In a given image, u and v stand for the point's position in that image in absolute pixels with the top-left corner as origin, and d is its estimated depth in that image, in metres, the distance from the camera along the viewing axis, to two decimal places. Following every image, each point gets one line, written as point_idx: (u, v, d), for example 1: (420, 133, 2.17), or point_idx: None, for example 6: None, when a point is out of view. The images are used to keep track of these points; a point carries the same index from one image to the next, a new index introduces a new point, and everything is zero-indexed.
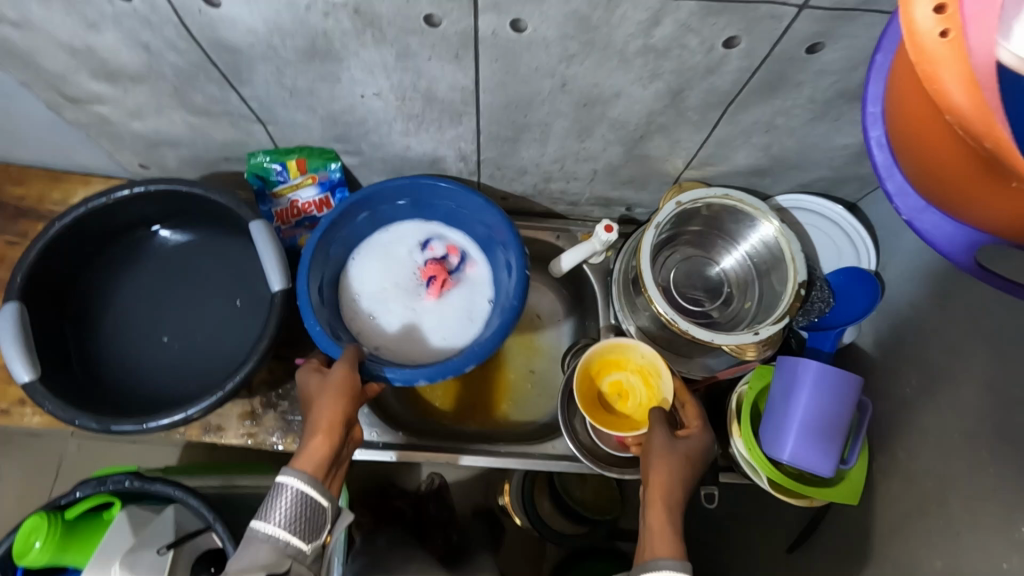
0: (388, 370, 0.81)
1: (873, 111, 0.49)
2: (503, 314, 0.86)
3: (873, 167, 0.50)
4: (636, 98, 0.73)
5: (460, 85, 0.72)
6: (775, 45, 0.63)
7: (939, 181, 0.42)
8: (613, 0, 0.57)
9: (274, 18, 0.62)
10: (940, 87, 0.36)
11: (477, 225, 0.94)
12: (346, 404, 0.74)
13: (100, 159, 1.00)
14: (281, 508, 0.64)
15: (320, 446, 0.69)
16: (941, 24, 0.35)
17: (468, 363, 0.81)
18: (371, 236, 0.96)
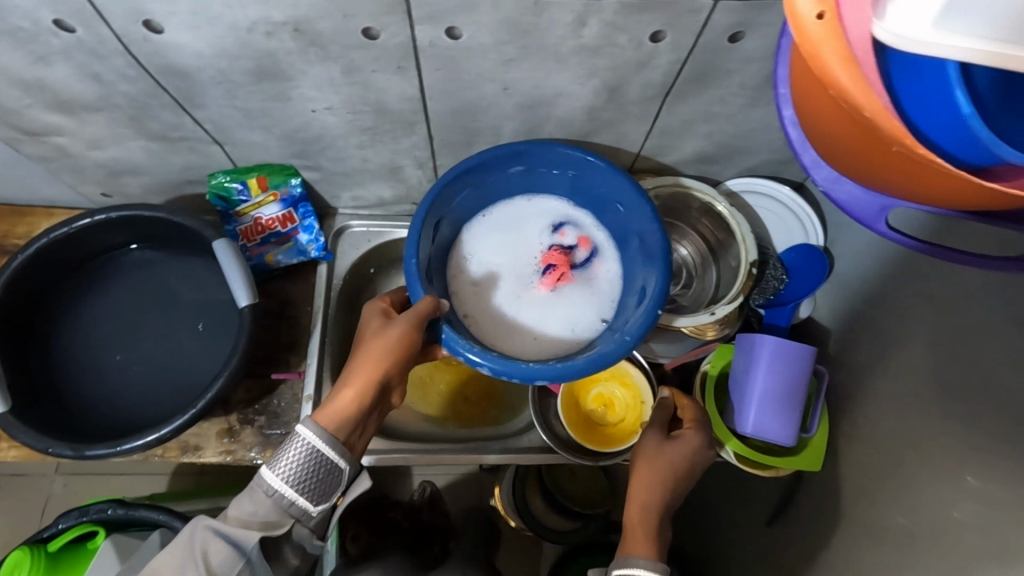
0: (444, 331, 0.74)
1: (784, 91, 0.51)
2: (617, 332, 0.75)
3: (789, 143, 0.53)
4: (577, 96, 0.76)
5: (407, 95, 0.75)
6: (699, 37, 0.66)
7: (839, 151, 0.45)
8: (540, 5, 0.60)
9: (219, 41, 0.64)
10: (822, 65, 0.39)
11: (627, 227, 0.83)
12: (392, 360, 0.72)
13: (63, 191, 1.01)
14: (290, 459, 0.65)
15: (348, 403, 0.70)
16: (817, 7, 0.38)
17: (540, 377, 0.71)
18: (516, 197, 0.89)
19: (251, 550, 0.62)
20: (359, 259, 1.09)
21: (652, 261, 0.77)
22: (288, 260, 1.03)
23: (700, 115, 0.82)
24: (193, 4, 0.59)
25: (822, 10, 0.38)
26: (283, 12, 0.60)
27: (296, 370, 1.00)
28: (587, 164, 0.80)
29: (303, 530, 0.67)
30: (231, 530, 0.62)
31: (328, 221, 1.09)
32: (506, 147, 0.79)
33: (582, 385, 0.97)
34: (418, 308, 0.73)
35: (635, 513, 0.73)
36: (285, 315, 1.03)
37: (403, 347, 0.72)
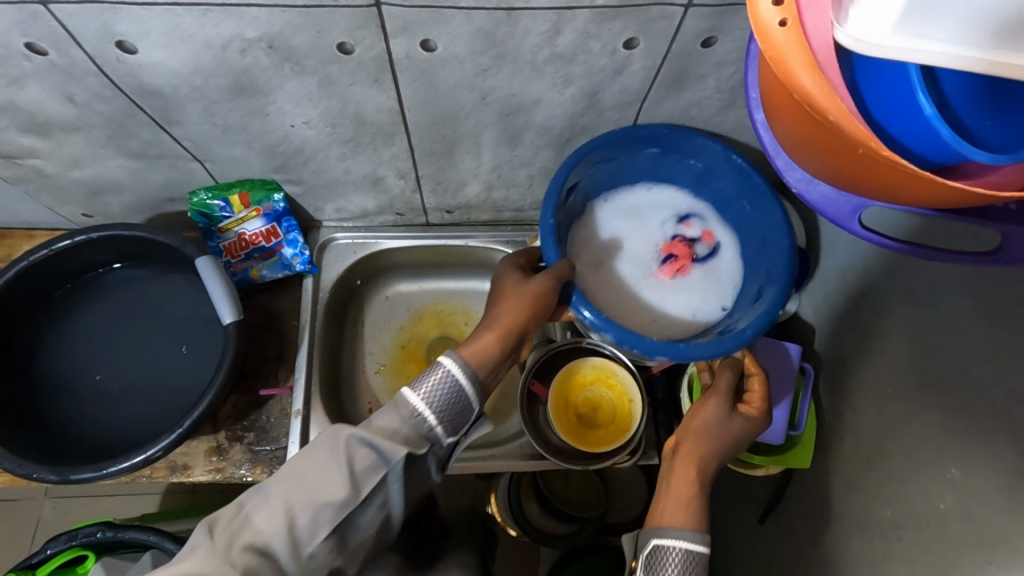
0: (576, 299, 0.77)
1: (755, 96, 0.52)
2: (743, 320, 0.77)
3: (763, 147, 0.54)
4: (555, 102, 0.76)
5: (386, 107, 0.75)
6: (673, 43, 0.67)
7: (809, 153, 0.46)
8: (513, 16, 0.61)
9: (194, 59, 0.64)
10: (787, 70, 0.39)
11: (753, 223, 0.84)
12: (528, 313, 0.78)
13: (43, 213, 1.00)
14: (432, 383, 0.66)
15: (486, 345, 0.74)
16: (780, 14, 0.39)
17: (657, 355, 0.75)
18: (641, 182, 0.90)
19: (394, 464, 0.61)
20: (345, 271, 1.09)
21: (778, 258, 0.78)
22: (272, 274, 1.02)
23: (678, 119, 0.83)
24: (165, 24, 0.59)
25: (785, 17, 0.39)
26: (257, 29, 0.60)
27: (284, 385, 1.00)
28: (722, 157, 0.81)
29: (433, 459, 0.67)
30: (378, 441, 0.61)
31: (312, 233, 1.09)
32: (653, 132, 0.80)
33: (569, 389, 0.96)
34: (556, 271, 0.78)
35: (679, 480, 0.69)
36: (271, 329, 1.03)
37: (541, 303, 0.78)
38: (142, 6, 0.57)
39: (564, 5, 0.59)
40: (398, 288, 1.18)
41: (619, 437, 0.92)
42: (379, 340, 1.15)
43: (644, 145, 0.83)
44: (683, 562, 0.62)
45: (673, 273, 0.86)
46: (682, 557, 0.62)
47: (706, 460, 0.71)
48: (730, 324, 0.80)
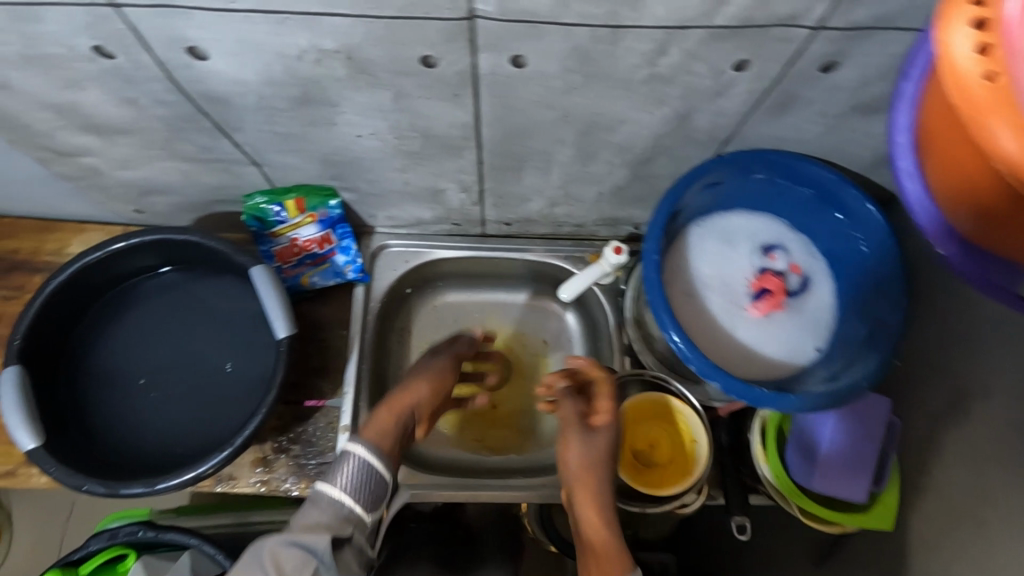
0: (677, 336, 0.71)
1: (902, 140, 0.44)
2: (856, 369, 0.71)
3: (904, 201, 0.44)
4: (641, 124, 0.70)
5: (459, 122, 0.69)
6: (789, 67, 0.60)
7: (1001, 214, 0.37)
8: (617, 34, 0.54)
9: (264, 69, 0.59)
10: (985, 136, 0.29)
11: (859, 260, 0.77)
12: (430, 394, 0.83)
13: (94, 208, 0.98)
14: (347, 472, 0.70)
15: (385, 422, 0.77)
16: (983, 65, 0.28)
17: (765, 404, 0.70)
18: (734, 210, 0.84)
19: (323, 554, 0.62)
20: (397, 280, 1.05)
21: (890, 299, 0.72)
22: (323, 281, 0.99)
23: (771, 145, 0.76)
24: (237, 32, 0.54)
25: (990, 69, 0.28)
26: (334, 39, 0.55)
27: (331, 398, 0.96)
28: (840, 193, 0.75)
29: (362, 542, 0.68)
30: (302, 538, 0.62)
31: (364, 239, 1.04)
32: (776, 158, 0.74)
33: (624, 423, 0.90)
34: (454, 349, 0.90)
35: None
36: (317, 339, 0.99)
37: (439, 388, 0.85)
38: (216, 12, 0.52)
39: (677, 24, 0.53)
40: (446, 297, 1.13)
41: (680, 483, 0.85)
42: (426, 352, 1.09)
43: (754, 171, 0.77)
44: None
45: (770, 310, 0.79)
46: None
47: (591, 467, 0.77)
48: (837, 371, 0.73)
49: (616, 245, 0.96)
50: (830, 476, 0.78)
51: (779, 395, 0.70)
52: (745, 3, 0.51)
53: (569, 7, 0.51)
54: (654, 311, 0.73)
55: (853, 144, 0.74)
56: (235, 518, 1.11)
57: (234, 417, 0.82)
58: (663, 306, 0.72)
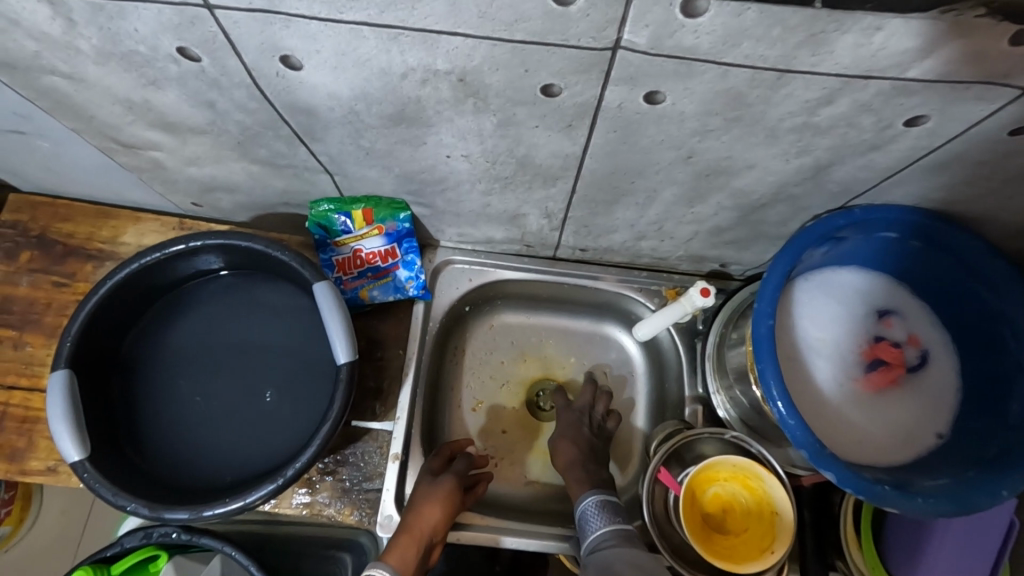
0: (782, 405, 0.62)
1: None
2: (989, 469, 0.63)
3: None
4: (771, 171, 0.61)
5: (564, 153, 0.62)
6: (970, 127, 0.51)
7: None
8: (782, 79, 0.46)
9: (362, 84, 0.53)
10: None
11: (996, 340, 0.68)
12: (441, 515, 0.80)
13: (153, 198, 0.92)
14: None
15: (407, 551, 0.75)
16: None
17: (884, 502, 0.61)
18: (846, 266, 0.75)
19: None
20: (459, 298, 0.99)
21: None
22: (382, 297, 0.92)
23: (909, 203, 0.67)
24: (342, 44, 0.48)
25: None
26: (449, 60, 0.48)
27: (381, 420, 0.90)
28: (985, 269, 0.66)
29: None
30: None
31: (427, 253, 0.98)
32: (918, 220, 0.66)
33: (698, 482, 0.82)
34: (459, 468, 0.86)
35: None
36: (373, 356, 0.93)
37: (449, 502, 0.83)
38: (322, 21, 0.46)
39: (860, 73, 0.44)
40: (504, 317, 1.05)
41: (755, 559, 0.78)
42: (480, 375, 1.03)
43: (884, 229, 0.68)
44: (601, 507, 0.77)
45: (881, 385, 0.71)
46: (599, 505, 0.78)
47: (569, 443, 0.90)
48: (963, 468, 0.65)
49: (703, 285, 0.87)
50: (943, 556, 0.71)
51: (898, 491, 0.61)
52: (953, 56, 0.42)
53: (736, 46, 0.43)
54: (759, 373, 0.64)
55: (1006, 208, 0.65)
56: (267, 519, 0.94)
57: (285, 439, 0.77)
58: (772, 370, 0.63)
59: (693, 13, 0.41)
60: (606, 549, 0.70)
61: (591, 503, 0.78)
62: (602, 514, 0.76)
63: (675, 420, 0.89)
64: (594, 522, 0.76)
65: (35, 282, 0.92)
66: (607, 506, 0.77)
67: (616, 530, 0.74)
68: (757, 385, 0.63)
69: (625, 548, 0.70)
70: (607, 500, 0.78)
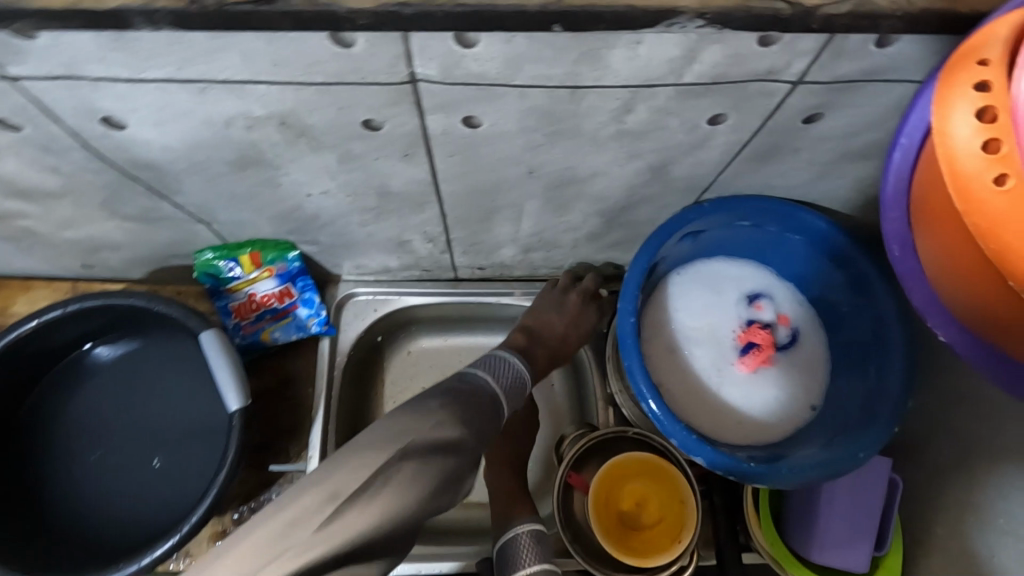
0: (651, 399, 0.64)
1: (906, 140, 0.42)
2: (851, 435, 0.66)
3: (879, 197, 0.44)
4: (614, 176, 0.64)
5: (417, 180, 0.64)
6: (768, 119, 0.55)
7: (952, 264, 0.38)
8: (576, 93, 0.49)
9: (193, 136, 0.54)
10: (972, 200, 0.31)
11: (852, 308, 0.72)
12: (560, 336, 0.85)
13: (40, 265, 0.91)
14: (503, 375, 0.67)
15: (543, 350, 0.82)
16: (984, 135, 0.31)
17: (756, 480, 0.64)
18: (716, 257, 0.79)
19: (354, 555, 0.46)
20: (366, 330, 0.98)
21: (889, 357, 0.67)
22: (285, 337, 0.93)
23: (756, 191, 0.71)
24: (158, 101, 0.49)
25: (992, 138, 0.30)
26: (265, 105, 0.50)
27: (296, 462, 0.91)
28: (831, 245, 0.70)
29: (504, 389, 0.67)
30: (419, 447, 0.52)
31: (329, 289, 0.98)
32: (763, 206, 0.70)
33: (608, 481, 0.84)
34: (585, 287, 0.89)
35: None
36: (285, 395, 0.94)
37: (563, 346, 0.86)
38: (127, 82, 0.47)
39: (643, 83, 0.48)
40: (420, 343, 1.05)
41: (666, 551, 0.79)
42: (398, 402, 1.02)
43: (736, 219, 0.72)
44: (527, 542, 0.73)
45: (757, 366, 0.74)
46: (527, 538, 0.74)
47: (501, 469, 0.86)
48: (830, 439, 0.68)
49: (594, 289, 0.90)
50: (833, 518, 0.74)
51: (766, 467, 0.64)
52: (717, 60, 0.46)
53: (522, 70, 0.46)
54: (627, 371, 0.66)
55: (839, 186, 0.69)
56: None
57: (188, 494, 0.76)
58: (638, 368, 0.65)
59: (468, 44, 0.43)
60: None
61: (519, 533, 0.74)
62: (530, 552, 0.72)
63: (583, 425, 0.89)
64: (517, 558, 0.72)
65: None
66: (534, 541, 0.73)
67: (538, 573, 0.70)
68: (628, 382, 0.66)
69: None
70: (539, 533, 0.74)
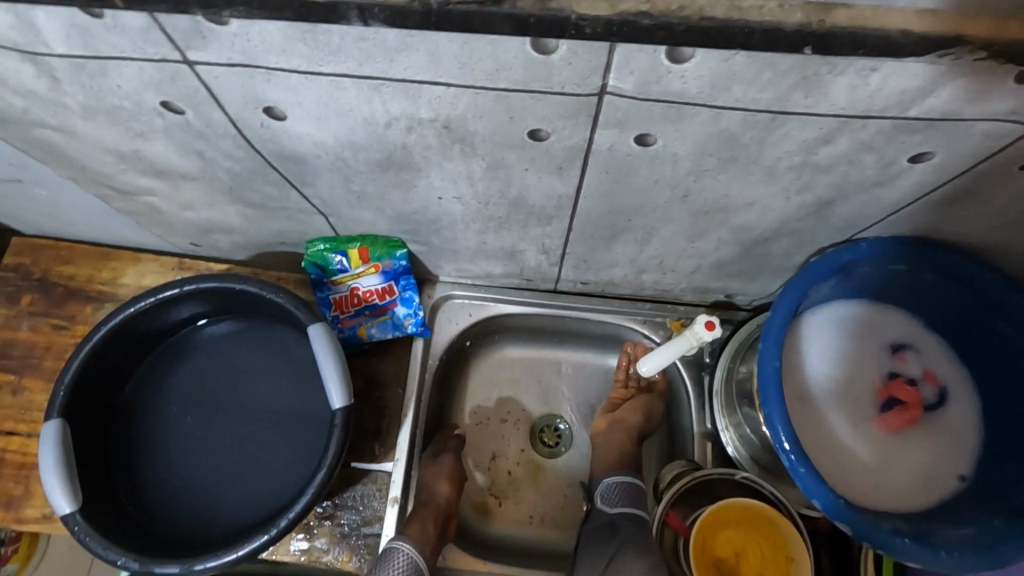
0: (791, 449, 0.60)
1: None
2: (1014, 519, 0.59)
3: None
4: (772, 208, 0.59)
5: (557, 193, 0.60)
6: (979, 162, 0.49)
7: None
8: (776, 120, 0.44)
9: (347, 133, 0.52)
10: None
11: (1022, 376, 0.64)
12: (451, 489, 0.87)
13: (151, 240, 0.92)
14: (395, 570, 0.77)
15: (428, 523, 0.82)
16: None
17: (901, 555, 0.58)
18: (857, 299, 0.72)
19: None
20: (458, 334, 0.95)
21: None
22: (381, 335, 0.90)
23: (921, 235, 0.64)
24: (325, 95, 0.47)
25: None
26: (433, 109, 0.47)
27: (381, 461, 0.88)
28: (1006, 303, 0.63)
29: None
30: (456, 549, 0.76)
31: (425, 288, 0.95)
32: (929, 255, 0.64)
33: (708, 525, 0.78)
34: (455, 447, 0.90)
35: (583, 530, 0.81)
36: (372, 395, 0.90)
37: (457, 475, 0.88)
38: (302, 75, 0.45)
39: (858, 113, 0.43)
40: (506, 352, 1.01)
41: None
42: (482, 411, 0.99)
43: (894, 263, 0.65)
44: (621, 489, 0.81)
45: (897, 426, 0.68)
46: (622, 486, 0.81)
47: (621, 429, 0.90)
48: (985, 518, 0.61)
49: (707, 318, 0.85)
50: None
51: (913, 543, 0.59)
52: (958, 95, 0.40)
53: (727, 91, 0.42)
54: (765, 416, 0.61)
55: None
56: (304, 558, 0.84)
57: (281, 486, 0.75)
58: (779, 415, 0.60)
59: (679, 59, 0.39)
60: (618, 536, 0.76)
61: (614, 482, 0.82)
62: (622, 496, 0.80)
63: (684, 461, 0.85)
64: (609, 499, 0.81)
65: (35, 325, 0.92)
66: (628, 489, 0.81)
67: (625, 513, 0.79)
68: (765, 428, 0.61)
69: (637, 540, 0.76)
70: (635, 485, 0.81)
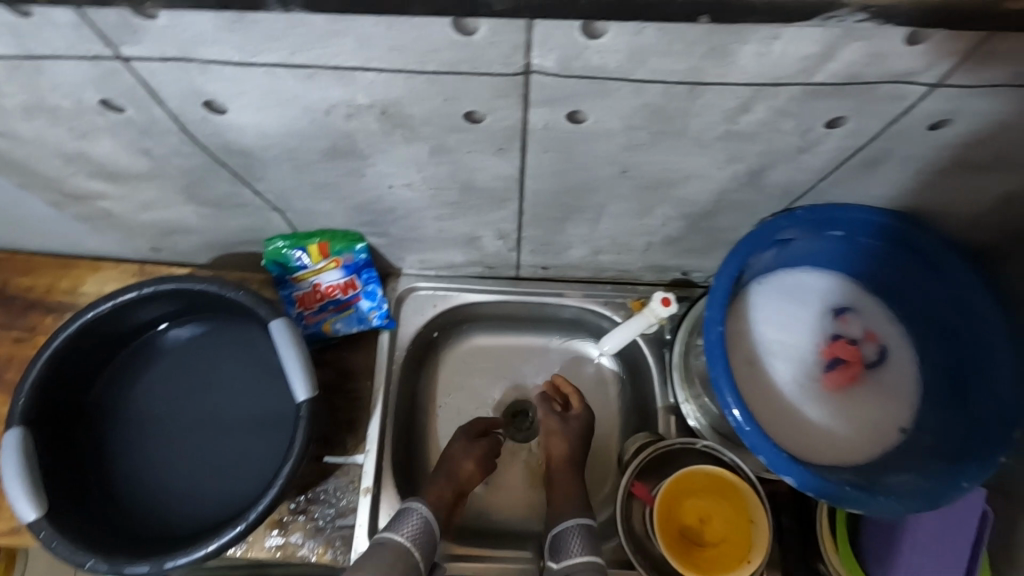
0: (738, 410, 0.62)
1: None
2: (951, 463, 0.62)
3: None
4: (709, 179, 0.62)
5: (504, 175, 0.62)
6: (890, 124, 0.52)
7: None
8: (695, 90, 0.47)
9: (290, 122, 0.53)
10: None
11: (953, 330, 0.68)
12: (474, 468, 0.87)
13: (110, 246, 0.91)
14: (410, 526, 0.75)
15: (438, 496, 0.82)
16: None
17: (847, 504, 0.61)
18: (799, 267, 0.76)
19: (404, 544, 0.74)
20: (424, 325, 0.97)
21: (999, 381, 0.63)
22: (346, 329, 0.91)
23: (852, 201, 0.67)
24: (263, 85, 0.48)
25: None
26: (369, 94, 0.49)
27: (353, 454, 0.89)
28: (933, 259, 0.66)
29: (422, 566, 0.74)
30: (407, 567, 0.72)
31: (390, 281, 0.97)
32: (861, 218, 0.67)
33: (672, 494, 0.81)
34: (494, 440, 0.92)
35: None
36: (341, 389, 0.91)
37: (484, 460, 0.89)
38: (236, 66, 0.46)
39: (770, 81, 0.45)
40: (473, 340, 1.03)
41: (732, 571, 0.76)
42: (452, 399, 1.00)
43: (829, 230, 0.69)
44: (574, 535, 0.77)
45: (842, 385, 0.71)
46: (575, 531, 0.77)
47: (561, 466, 0.88)
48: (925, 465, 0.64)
49: (663, 294, 0.87)
50: (920, 547, 0.69)
51: (856, 493, 0.61)
52: (857, 58, 0.43)
53: (644, 63, 0.44)
54: (714, 382, 0.64)
55: (947, 198, 0.65)
56: (280, 554, 0.84)
57: (252, 481, 0.76)
58: (725, 378, 0.63)
59: (594, 34, 0.42)
60: None
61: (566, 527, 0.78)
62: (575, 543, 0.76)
63: (647, 433, 0.87)
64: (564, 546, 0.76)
65: None
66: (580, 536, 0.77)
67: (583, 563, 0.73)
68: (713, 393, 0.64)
69: None
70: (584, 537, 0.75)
